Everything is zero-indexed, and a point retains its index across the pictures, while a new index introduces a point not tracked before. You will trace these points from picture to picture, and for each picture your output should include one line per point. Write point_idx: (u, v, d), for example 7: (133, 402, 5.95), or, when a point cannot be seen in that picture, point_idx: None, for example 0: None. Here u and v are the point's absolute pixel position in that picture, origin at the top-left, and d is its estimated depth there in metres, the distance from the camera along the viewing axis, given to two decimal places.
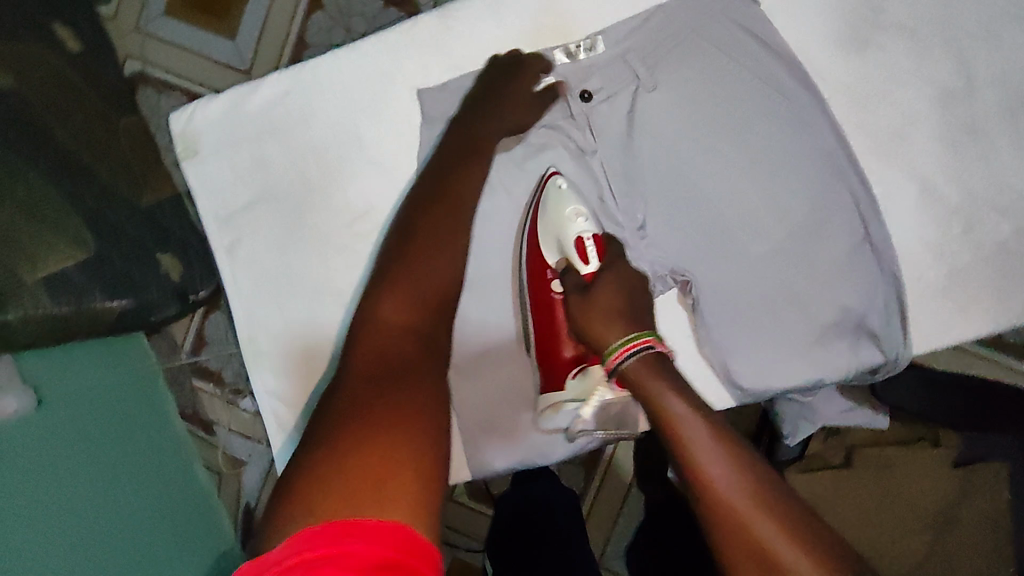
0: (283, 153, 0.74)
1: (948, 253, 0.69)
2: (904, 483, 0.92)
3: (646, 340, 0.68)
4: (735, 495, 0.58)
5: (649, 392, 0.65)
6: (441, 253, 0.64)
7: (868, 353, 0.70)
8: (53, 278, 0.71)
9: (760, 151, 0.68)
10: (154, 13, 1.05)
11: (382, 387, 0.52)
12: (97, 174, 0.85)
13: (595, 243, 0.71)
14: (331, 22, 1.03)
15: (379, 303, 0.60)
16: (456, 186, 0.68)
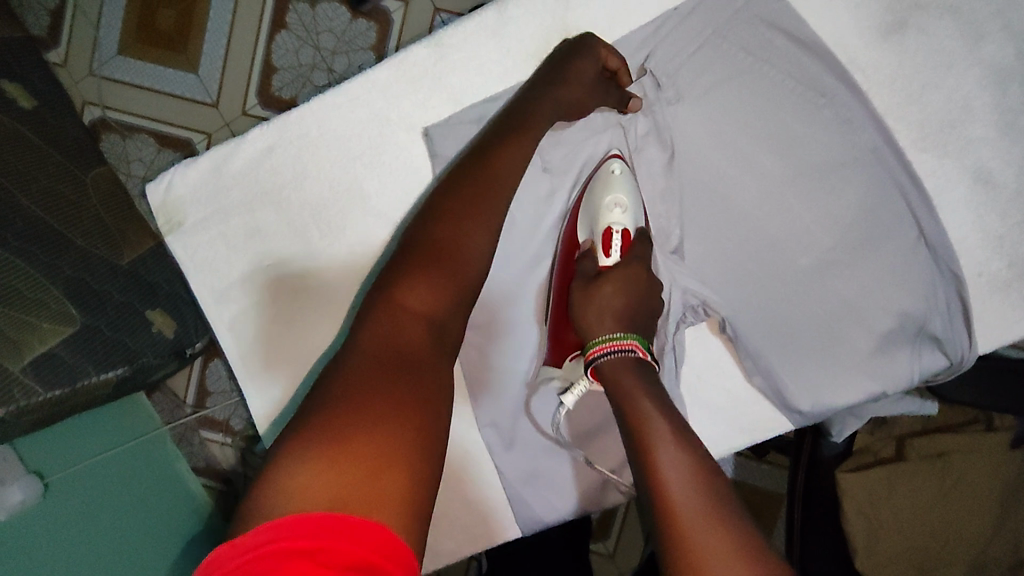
0: (277, 216, 0.69)
1: (1009, 244, 0.64)
2: (963, 471, 0.83)
3: (636, 343, 0.56)
4: (699, 545, 0.44)
5: (622, 397, 0.54)
6: (473, 225, 0.55)
7: (931, 358, 0.64)
8: (43, 361, 0.70)
9: (800, 156, 0.64)
10: (107, 54, 1.04)
11: (391, 378, 0.44)
12: (72, 243, 0.80)
13: (624, 238, 0.62)
14: (298, 41, 1.01)
15: (398, 281, 0.51)
16: (496, 164, 0.59)
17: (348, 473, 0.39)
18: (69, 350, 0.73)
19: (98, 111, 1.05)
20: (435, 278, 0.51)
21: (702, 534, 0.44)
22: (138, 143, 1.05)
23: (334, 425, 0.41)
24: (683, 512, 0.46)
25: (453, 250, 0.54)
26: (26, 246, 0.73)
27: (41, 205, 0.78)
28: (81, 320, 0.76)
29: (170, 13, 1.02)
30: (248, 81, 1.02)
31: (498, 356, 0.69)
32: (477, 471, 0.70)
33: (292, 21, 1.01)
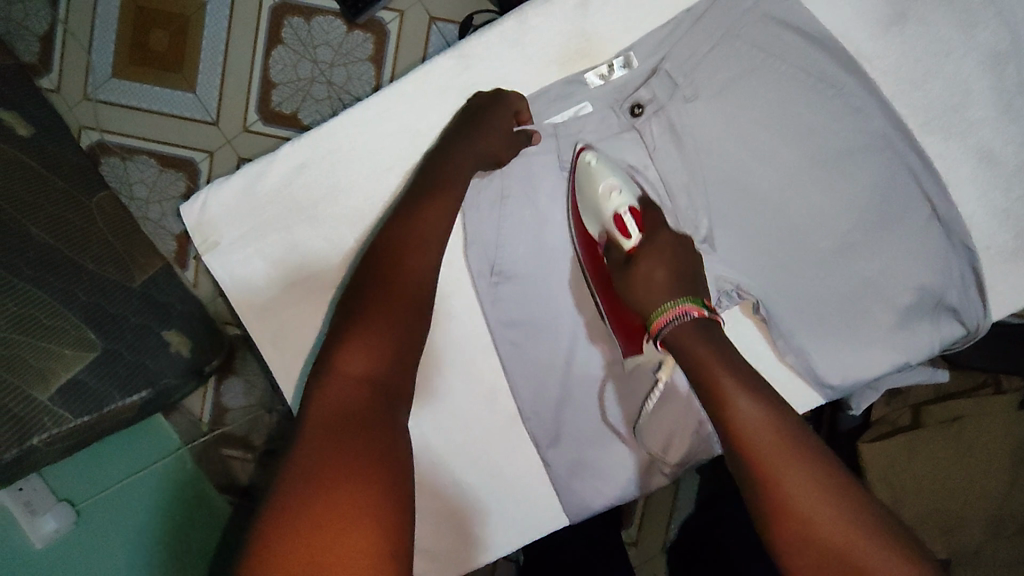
0: (314, 230, 0.70)
1: (1012, 217, 0.68)
2: (977, 431, 0.87)
3: (690, 306, 0.62)
4: (782, 478, 0.51)
5: (690, 357, 0.60)
6: (406, 278, 0.58)
7: (948, 327, 0.69)
8: (68, 386, 0.72)
9: (816, 146, 0.67)
10: (101, 78, 1.04)
11: (350, 436, 0.46)
12: (86, 269, 0.81)
13: (634, 215, 0.66)
14: (296, 56, 1.02)
15: (330, 350, 0.52)
16: (420, 230, 0.61)
17: (328, 538, 0.42)
18: (92, 375, 0.75)
19: (95, 135, 1.05)
20: (371, 335, 0.52)
21: (783, 466, 0.52)
22: (138, 164, 1.05)
23: (294, 503, 0.43)
24: (765, 446, 0.53)
25: (391, 305, 0.55)
26: (41, 274, 0.73)
27: (53, 232, 0.79)
28: (101, 345, 0.78)
29: (164, 36, 1.03)
30: (249, 99, 1.03)
31: (537, 354, 0.71)
32: (521, 466, 0.72)
33: (289, 37, 1.02)
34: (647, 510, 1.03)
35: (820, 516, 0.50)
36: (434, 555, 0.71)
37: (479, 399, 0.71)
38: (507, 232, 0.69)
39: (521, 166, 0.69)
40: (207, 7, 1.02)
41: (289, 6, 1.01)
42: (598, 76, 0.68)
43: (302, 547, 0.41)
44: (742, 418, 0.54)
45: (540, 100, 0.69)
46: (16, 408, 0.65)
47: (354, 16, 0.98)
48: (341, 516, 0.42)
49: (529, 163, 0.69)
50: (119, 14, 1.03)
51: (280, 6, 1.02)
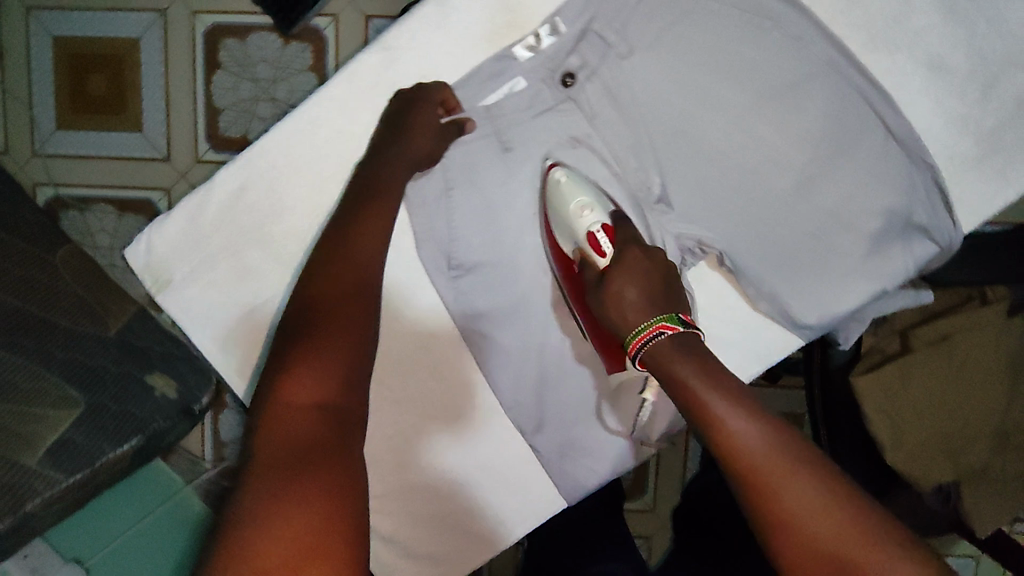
0: (265, 253, 0.68)
1: (971, 123, 0.66)
2: (969, 349, 0.88)
3: (661, 325, 0.57)
4: (779, 494, 0.46)
5: (670, 373, 0.54)
6: (350, 287, 0.56)
7: (922, 247, 0.67)
8: (57, 446, 0.74)
9: (759, 84, 0.65)
10: (46, 131, 1.11)
11: (302, 468, 0.45)
12: (58, 325, 0.80)
13: (607, 233, 0.64)
14: (235, 78, 1.07)
15: (276, 380, 0.49)
16: (364, 246, 0.58)
17: None
18: (81, 432, 0.76)
19: (50, 190, 1.12)
20: (321, 358, 0.49)
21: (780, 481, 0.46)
22: (95, 212, 1.12)
23: (253, 554, 0.41)
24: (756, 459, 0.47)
25: (340, 324, 0.53)
26: (13, 337, 0.75)
27: (20, 294, 0.79)
28: (85, 401, 0.78)
29: (101, 79, 1.08)
30: (196, 130, 1.09)
31: (509, 341, 0.69)
32: (511, 456, 0.70)
33: (224, 61, 1.07)
34: (659, 479, 1.02)
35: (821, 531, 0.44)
36: (435, 555, 0.70)
37: (457, 392, 0.70)
38: (459, 222, 0.67)
39: (459, 154, 0.66)
40: (140, 43, 1.07)
41: (221, 29, 1.06)
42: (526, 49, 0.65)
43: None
44: (737, 442, 0.48)
45: (472, 81, 0.66)
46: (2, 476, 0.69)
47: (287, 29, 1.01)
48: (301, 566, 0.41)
49: (469, 150, 0.66)
50: (53, 64, 1.08)
51: (211, 30, 1.06)
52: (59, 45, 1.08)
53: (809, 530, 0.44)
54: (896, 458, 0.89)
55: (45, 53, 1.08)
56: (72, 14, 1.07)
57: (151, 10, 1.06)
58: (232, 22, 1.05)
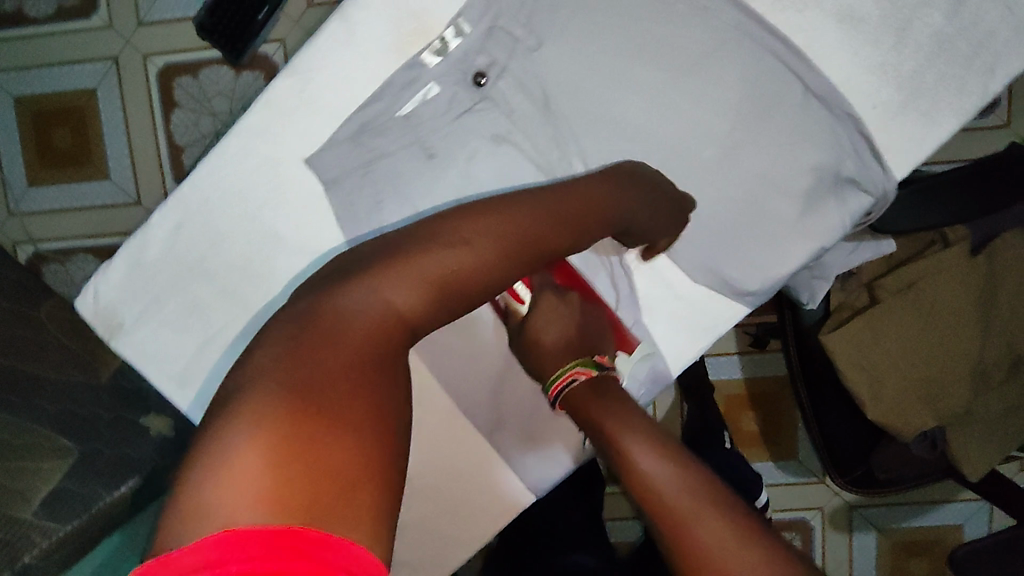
0: (208, 286, 0.69)
1: (892, 69, 0.65)
2: (934, 293, 0.88)
3: (576, 370, 0.66)
4: (688, 520, 0.51)
5: (591, 421, 0.63)
6: (470, 240, 0.55)
7: (855, 199, 0.67)
8: (51, 497, 0.75)
9: (672, 55, 0.64)
10: (20, 192, 1.18)
11: (370, 384, 0.46)
12: (47, 377, 0.90)
13: (525, 281, 0.68)
14: (194, 114, 1.14)
15: (377, 283, 0.51)
16: (417, 280, 0.51)
17: (303, 470, 0.40)
18: (74, 480, 0.79)
19: (30, 248, 1.19)
20: (419, 287, 0.51)
21: (688, 511, 0.52)
22: (77, 262, 1.19)
23: (304, 416, 0.42)
24: (665, 488, 0.54)
25: (427, 272, 0.52)
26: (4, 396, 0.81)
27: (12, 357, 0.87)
28: (78, 449, 0.83)
29: (65, 132, 1.16)
30: (161, 168, 1.16)
31: (462, 343, 0.71)
32: (472, 457, 0.71)
33: (181, 99, 1.14)
34: None
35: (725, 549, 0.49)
36: (412, 561, 0.71)
37: (415, 396, 0.70)
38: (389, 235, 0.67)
39: (384, 165, 0.68)
40: (97, 93, 1.15)
41: (174, 69, 1.13)
42: (432, 53, 0.66)
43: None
44: (649, 476, 0.55)
45: (384, 94, 0.67)
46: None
47: (238, 58, 1.04)
48: (285, 555, 0.36)
49: (394, 162, 0.68)
50: (18, 122, 1.16)
51: (165, 70, 1.13)
52: (23, 104, 1.15)
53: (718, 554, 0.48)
54: (876, 411, 0.88)
55: (9, 117, 1.16)
56: (38, 72, 1.15)
57: (106, 59, 1.14)
58: (184, 61, 1.13)
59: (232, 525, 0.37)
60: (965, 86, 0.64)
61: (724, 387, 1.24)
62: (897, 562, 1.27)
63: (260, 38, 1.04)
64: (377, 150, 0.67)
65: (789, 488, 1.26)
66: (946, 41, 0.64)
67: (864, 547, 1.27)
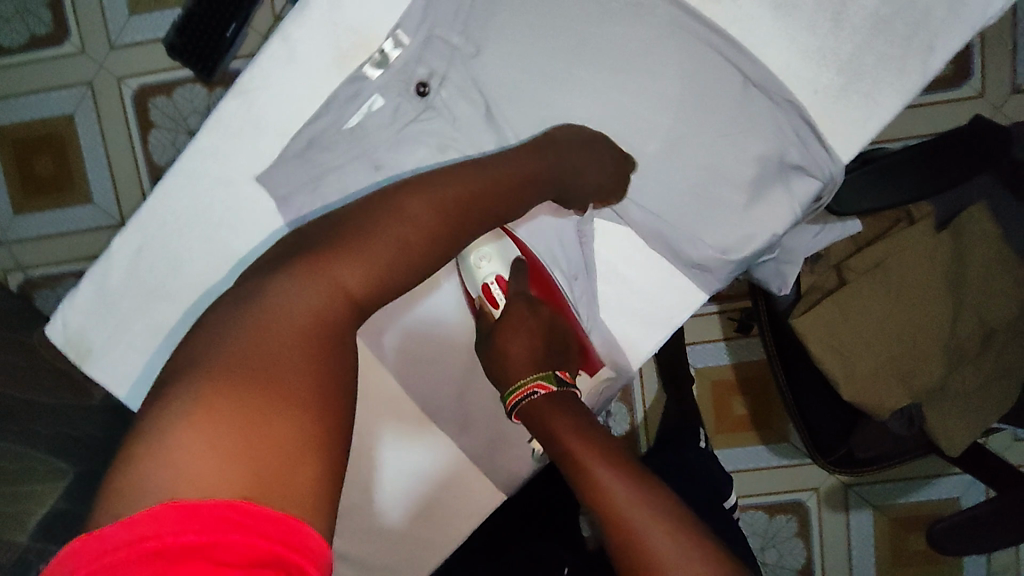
0: (173, 307, 0.70)
1: (831, 53, 0.65)
2: (902, 271, 0.88)
3: (537, 383, 0.63)
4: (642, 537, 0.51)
5: (551, 432, 0.60)
6: (409, 214, 0.55)
7: (803, 183, 0.67)
8: (47, 521, 0.75)
9: (608, 52, 0.65)
10: (7, 220, 1.20)
11: (307, 363, 0.46)
12: (42, 402, 0.92)
13: (501, 284, 0.70)
14: (170, 133, 1.16)
15: (318, 263, 0.51)
16: (355, 261, 0.51)
17: (243, 452, 0.41)
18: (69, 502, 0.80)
19: (20, 274, 1.21)
20: (363, 262, 0.52)
21: (647, 529, 0.51)
22: (66, 286, 1.21)
23: (233, 393, 0.43)
24: (627, 516, 0.52)
25: (367, 250, 0.52)
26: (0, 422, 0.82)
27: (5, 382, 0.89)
28: (74, 469, 0.85)
29: (46, 159, 1.18)
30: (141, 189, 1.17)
31: (419, 349, 0.72)
32: (442, 457, 0.72)
33: (156, 119, 1.16)
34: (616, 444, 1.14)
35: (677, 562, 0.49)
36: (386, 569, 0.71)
37: (380, 403, 0.71)
38: None
39: (335, 178, 0.69)
40: (75, 118, 1.16)
41: (149, 90, 1.14)
42: (372, 66, 0.67)
43: (169, 560, 0.36)
44: (609, 494, 0.54)
45: (331, 107, 0.68)
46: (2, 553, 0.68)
47: (210, 76, 1.04)
48: (232, 528, 0.38)
49: (343, 175, 0.69)
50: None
51: (140, 92, 1.15)
52: (3, 134, 1.17)
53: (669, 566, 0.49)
54: (850, 390, 0.88)
55: None
56: (15, 101, 1.17)
57: (80, 84, 1.15)
58: (157, 82, 1.14)
59: (178, 499, 0.38)
60: (905, 65, 0.64)
61: (711, 374, 1.24)
62: (895, 538, 1.27)
63: (229, 55, 1.05)
64: (324, 165, 0.69)
65: (783, 471, 1.26)
66: (881, 22, 0.64)
67: (861, 526, 1.27)
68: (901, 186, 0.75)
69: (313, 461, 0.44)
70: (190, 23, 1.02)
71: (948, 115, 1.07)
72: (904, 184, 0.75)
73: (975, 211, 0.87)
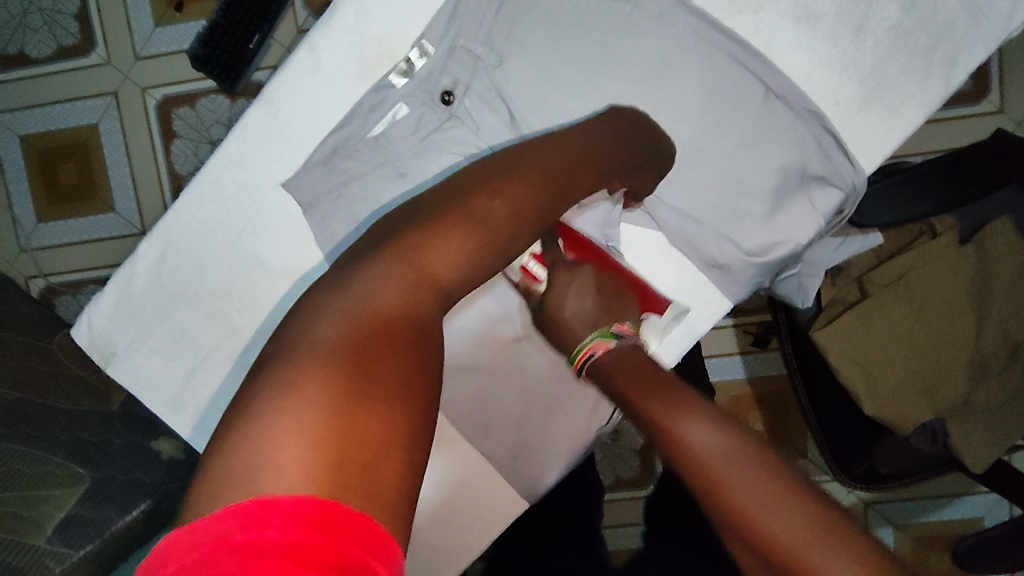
0: (197, 311, 0.71)
1: (853, 65, 0.66)
2: (925, 283, 0.87)
3: (596, 343, 0.62)
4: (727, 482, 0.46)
5: (620, 388, 0.58)
6: (496, 195, 0.54)
7: (825, 194, 0.67)
8: (63, 523, 0.78)
9: (629, 65, 0.66)
10: (30, 227, 1.22)
11: (396, 351, 0.44)
12: (60, 407, 0.93)
13: (538, 259, 0.69)
14: (193, 143, 1.17)
15: (410, 245, 0.50)
16: (438, 246, 0.50)
17: (329, 439, 0.39)
18: (86, 506, 0.81)
19: (42, 281, 1.23)
20: (450, 245, 0.50)
21: (727, 473, 0.46)
22: (86, 293, 1.22)
23: (321, 376, 0.41)
24: (707, 456, 0.48)
25: (454, 233, 0.51)
26: (19, 427, 0.83)
27: (21, 386, 0.89)
28: (90, 475, 0.85)
29: (71, 167, 1.20)
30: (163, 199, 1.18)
31: (444, 357, 0.71)
32: (463, 464, 0.71)
33: (180, 130, 1.17)
34: None
35: (760, 509, 0.44)
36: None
37: None
38: None
39: (358, 186, 0.69)
40: (99, 127, 1.18)
41: (172, 100, 1.16)
42: (397, 75, 0.68)
43: (246, 555, 0.33)
44: (686, 442, 0.50)
45: (354, 116, 0.68)
46: (13, 560, 0.72)
47: (232, 88, 1.06)
48: (313, 528, 0.34)
49: (368, 181, 0.69)
50: (26, 161, 1.20)
51: (163, 102, 1.16)
52: (28, 143, 1.20)
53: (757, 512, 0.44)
54: (874, 406, 0.87)
55: (17, 155, 1.20)
56: (42, 111, 1.19)
57: (106, 93, 1.17)
58: (181, 92, 1.16)
59: (263, 494, 0.36)
60: (927, 76, 0.65)
61: (730, 388, 1.23)
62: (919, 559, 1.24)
63: (251, 67, 1.06)
64: (348, 172, 0.69)
65: None
66: (904, 33, 0.64)
67: None
68: (925, 200, 0.75)
69: (398, 453, 0.40)
70: (214, 34, 1.03)
71: (967, 131, 1.06)
72: (929, 198, 0.75)
73: (1000, 224, 0.87)
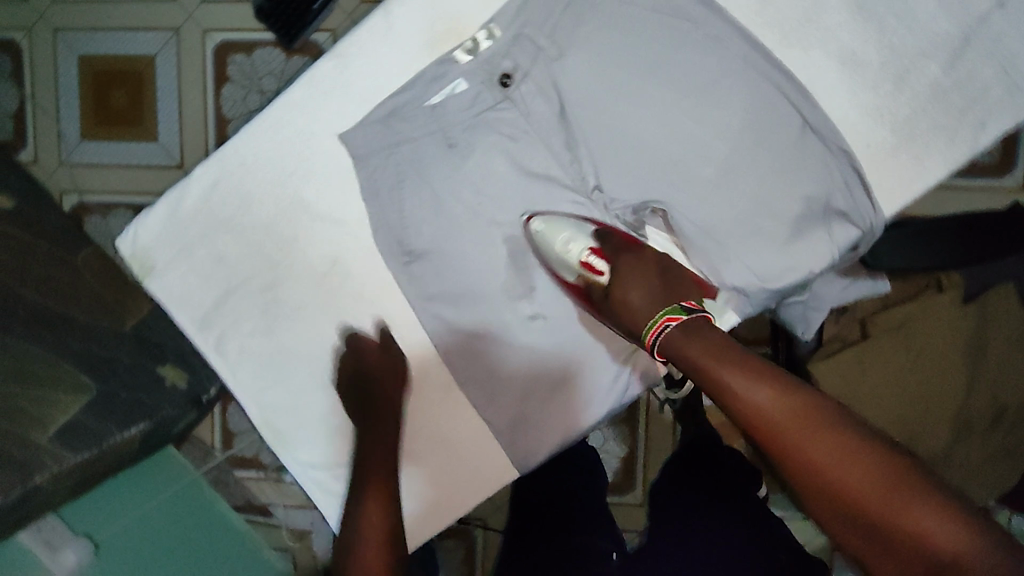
0: (237, 242, 0.75)
1: (888, 112, 0.70)
2: (924, 334, 0.91)
3: (667, 317, 0.67)
4: (798, 442, 0.53)
5: (689, 362, 0.63)
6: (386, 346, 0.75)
7: (843, 230, 0.71)
8: (67, 428, 0.81)
9: (681, 77, 0.70)
10: (73, 144, 1.26)
11: None
12: (75, 319, 0.89)
13: (596, 254, 0.72)
14: (244, 90, 1.21)
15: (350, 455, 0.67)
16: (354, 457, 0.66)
17: None
18: (91, 415, 0.83)
19: (75, 197, 1.27)
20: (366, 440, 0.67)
21: (799, 433, 0.53)
22: (117, 215, 1.27)
23: None
24: (779, 419, 0.55)
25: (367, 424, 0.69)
26: (35, 329, 0.84)
27: (41, 290, 0.87)
28: (98, 387, 0.86)
29: (122, 93, 1.24)
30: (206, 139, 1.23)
31: (460, 321, 0.75)
32: (467, 427, 0.77)
33: (234, 75, 1.21)
34: (649, 445, 1.17)
35: (833, 468, 0.51)
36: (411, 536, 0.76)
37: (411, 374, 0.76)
38: (409, 213, 0.73)
39: (410, 150, 0.73)
40: (156, 59, 1.22)
41: (230, 45, 1.20)
42: (461, 51, 0.73)
43: None
44: (758, 409, 0.56)
45: (416, 84, 0.73)
46: (16, 451, 0.77)
47: (288, 43, 1.11)
48: None
49: (419, 147, 0.73)
50: (80, 79, 1.24)
51: (222, 46, 1.20)
52: (85, 62, 1.24)
53: (832, 467, 0.51)
54: None
55: (71, 71, 1.24)
56: (103, 34, 1.23)
57: (168, 28, 1.22)
58: (240, 39, 1.20)
59: None
60: (954, 136, 0.70)
61: None
62: None
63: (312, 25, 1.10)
64: (403, 134, 0.73)
65: None
66: (939, 91, 0.69)
67: None
68: (934, 251, 0.78)
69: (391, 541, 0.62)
70: None
71: (983, 200, 1.11)
72: (940, 251, 0.78)
73: (1001, 290, 0.91)
